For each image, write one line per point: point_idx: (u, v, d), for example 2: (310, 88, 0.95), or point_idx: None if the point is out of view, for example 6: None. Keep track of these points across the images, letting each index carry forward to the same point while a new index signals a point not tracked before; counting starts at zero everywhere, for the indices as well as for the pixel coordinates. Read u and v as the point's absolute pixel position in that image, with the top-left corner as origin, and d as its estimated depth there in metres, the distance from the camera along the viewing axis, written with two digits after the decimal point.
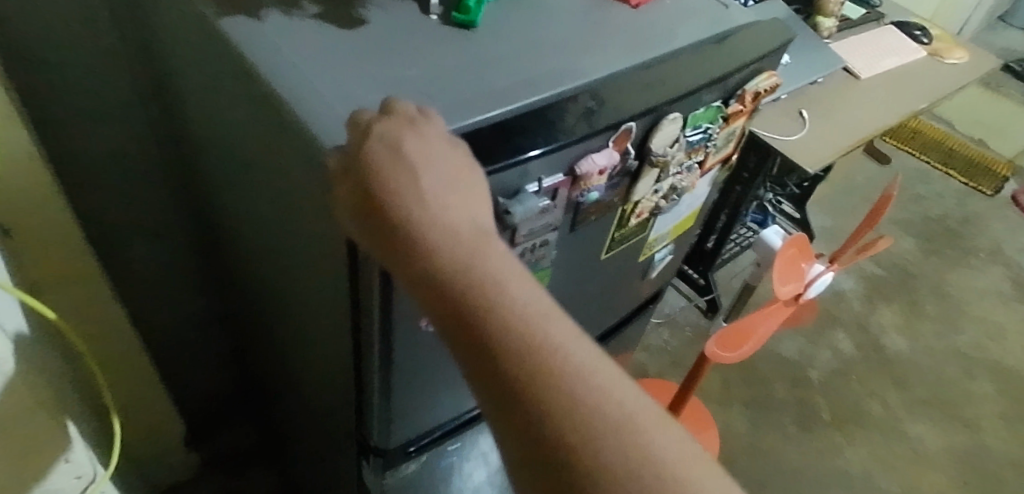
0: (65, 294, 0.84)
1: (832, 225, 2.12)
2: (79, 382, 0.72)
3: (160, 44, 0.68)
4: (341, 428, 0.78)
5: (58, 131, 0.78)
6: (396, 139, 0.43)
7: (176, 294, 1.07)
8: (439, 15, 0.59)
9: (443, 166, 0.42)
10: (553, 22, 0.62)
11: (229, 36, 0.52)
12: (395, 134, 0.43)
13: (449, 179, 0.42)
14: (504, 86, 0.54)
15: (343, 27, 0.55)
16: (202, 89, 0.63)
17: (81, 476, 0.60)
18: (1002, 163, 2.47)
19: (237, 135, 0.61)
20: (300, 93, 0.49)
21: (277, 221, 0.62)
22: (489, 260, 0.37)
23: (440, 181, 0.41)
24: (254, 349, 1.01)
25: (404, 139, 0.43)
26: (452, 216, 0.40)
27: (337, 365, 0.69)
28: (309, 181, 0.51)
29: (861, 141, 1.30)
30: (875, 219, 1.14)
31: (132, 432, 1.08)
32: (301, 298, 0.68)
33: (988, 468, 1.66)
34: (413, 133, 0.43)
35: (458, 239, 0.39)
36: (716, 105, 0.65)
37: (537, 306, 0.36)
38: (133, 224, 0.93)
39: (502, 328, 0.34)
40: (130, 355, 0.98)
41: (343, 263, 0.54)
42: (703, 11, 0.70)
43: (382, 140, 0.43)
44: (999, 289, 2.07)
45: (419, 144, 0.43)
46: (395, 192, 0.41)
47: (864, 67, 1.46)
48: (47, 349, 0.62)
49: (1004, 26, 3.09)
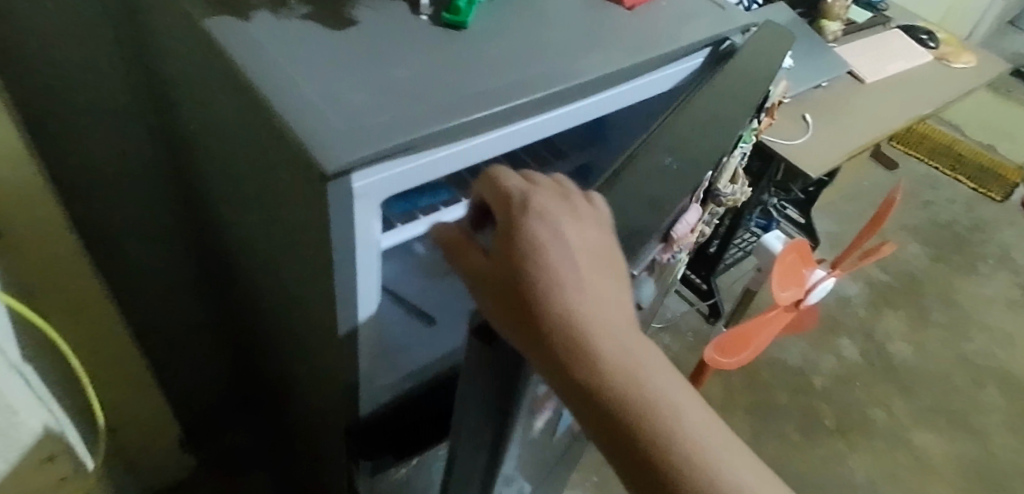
0: (59, 293, 0.84)
1: (838, 231, 2.11)
2: (67, 383, 0.72)
3: (152, 43, 0.68)
4: (330, 430, 0.78)
5: (53, 130, 0.77)
6: (550, 214, 0.46)
7: (176, 296, 1.06)
8: (430, 16, 0.59)
9: (589, 241, 0.47)
10: (549, 23, 0.62)
11: (213, 35, 0.52)
12: (547, 206, 0.47)
13: (596, 255, 0.46)
14: (493, 85, 0.53)
15: (331, 27, 0.55)
16: (194, 91, 0.62)
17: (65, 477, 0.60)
18: (1012, 169, 2.44)
19: (228, 139, 0.60)
20: (284, 94, 0.48)
21: (267, 224, 0.62)
22: (632, 348, 0.44)
23: (590, 258, 0.46)
24: (248, 349, 1.01)
25: (556, 211, 0.47)
26: (603, 298, 0.45)
27: (325, 370, 0.68)
28: (293, 185, 0.50)
29: (865, 146, 1.28)
30: (878, 224, 1.12)
31: (125, 433, 1.08)
32: (294, 307, 0.67)
33: (996, 478, 1.64)
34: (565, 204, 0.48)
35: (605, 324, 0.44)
36: (749, 127, 0.76)
37: (671, 390, 0.44)
38: (130, 226, 0.92)
39: (652, 416, 0.42)
40: (126, 355, 0.97)
41: (325, 266, 0.54)
42: (699, 11, 0.70)
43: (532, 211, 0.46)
44: (1008, 297, 2.04)
45: (568, 214, 0.47)
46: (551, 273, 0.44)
47: (870, 71, 1.45)
48: (33, 351, 0.62)
49: (1014, 30, 3.07)
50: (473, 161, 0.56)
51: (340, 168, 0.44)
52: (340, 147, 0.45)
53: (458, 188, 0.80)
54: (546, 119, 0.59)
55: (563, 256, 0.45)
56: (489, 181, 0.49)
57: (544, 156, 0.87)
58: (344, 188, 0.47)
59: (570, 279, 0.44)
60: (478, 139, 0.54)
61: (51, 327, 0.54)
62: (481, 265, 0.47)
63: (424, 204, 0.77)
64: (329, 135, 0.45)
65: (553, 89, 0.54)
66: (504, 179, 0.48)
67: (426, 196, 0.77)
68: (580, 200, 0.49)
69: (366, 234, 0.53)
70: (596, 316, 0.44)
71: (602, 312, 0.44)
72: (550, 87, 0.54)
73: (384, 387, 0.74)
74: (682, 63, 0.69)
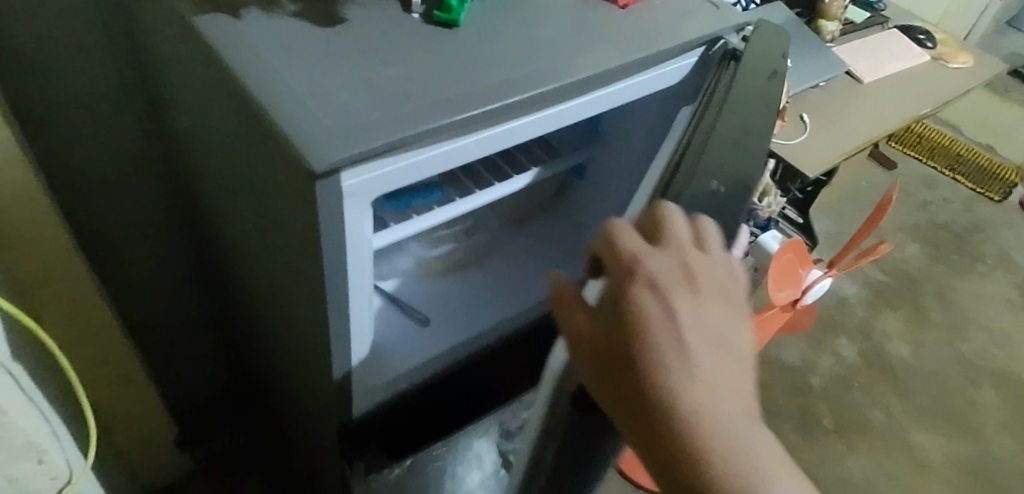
0: (51, 293, 0.83)
1: (835, 231, 2.10)
2: (58, 384, 0.71)
3: (145, 42, 0.67)
4: (323, 430, 0.77)
5: (49, 132, 0.75)
6: (666, 282, 0.43)
7: (173, 300, 1.04)
8: (422, 14, 0.58)
9: (708, 316, 0.42)
10: (543, 22, 0.62)
11: (204, 33, 0.52)
12: (664, 273, 0.43)
13: (716, 334, 0.41)
14: (487, 84, 0.53)
15: (322, 25, 0.54)
16: (185, 90, 0.62)
17: (56, 477, 0.59)
18: (1010, 169, 2.43)
19: (219, 138, 0.60)
20: (273, 93, 0.47)
21: (259, 224, 0.62)
22: (748, 447, 0.39)
23: (707, 337, 0.41)
24: (243, 349, 1.00)
25: (675, 278, 0.43)
26: (722, 384, 0.40)
27: (318, 370, 0.68)
28: (282, 183, 0.50)
29: (862, 146, 1.28)
30: (875, 222, 1.12)
31: (120, 433, 1.07)
32: (287, 308, 0.66)
33: (994, 478, 1.64)
34: (687, 273, 0.44)
35: (722, 415, 0.39)
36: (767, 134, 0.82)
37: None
38: (126, 231, 0.90)
39: None
40: (120, 355, 0.97)
41: (316, 266, 0.53)
42: (693, 10, 0.69)
43: (646, 278, 0.43)
44: (1006, 297, 2.04)
45: (688, 282, 0.43)
46: (660, 349, 0.40)
47: (867, 71, 1.44)
48: (22, 351, 0.61)
49: (1012, 30, 3.07)
50: (465, 160, 0.56)
51: (328, 166, 0.44)
52: (329, 146, 0.44)
53: (452, 187, 0.80)
54: (538, 118, 0.59)
55: (677, 325, 0.41)
56: (607, 239, 0.46)
57: (539, 155, 0.86)
58: (333, 188, 0.47)
59: (682, 349, 0.40)
60: (469, 137, 0.54)
61: (38, 326, 0.54)
62: (584, 330, 0.43)
63: (417, 204, 0.76)
64: (318, 134, 0.45)
65: (548, 86, 0.54)
66: (623, 239, 0.46)
67: (418, 196, 0.76)
68: (704, 266, 0.45)
69: (355, 233, 0.53)
70: (713, 404, 0.39)
71: (722, 400, 0.39)
72: (546, 85, 0.54)
73: (376, 388, 0.75)
74: (677, 61, 0.69)
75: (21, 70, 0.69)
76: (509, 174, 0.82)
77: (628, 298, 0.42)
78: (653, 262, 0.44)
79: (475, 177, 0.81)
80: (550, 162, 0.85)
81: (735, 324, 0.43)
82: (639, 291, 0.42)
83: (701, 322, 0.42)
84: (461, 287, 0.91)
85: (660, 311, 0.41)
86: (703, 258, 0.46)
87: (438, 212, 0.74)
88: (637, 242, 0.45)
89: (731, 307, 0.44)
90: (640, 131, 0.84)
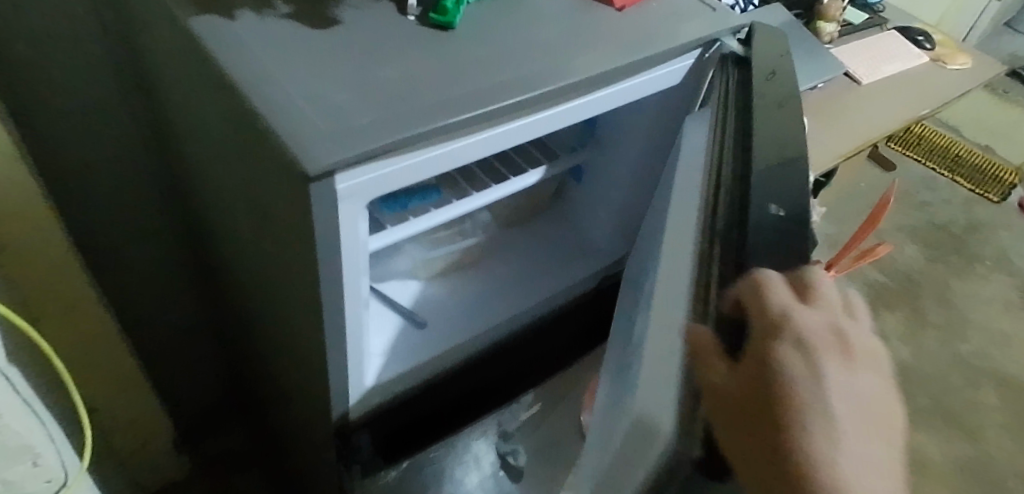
0: (48, 295, 0.83)
1: (834, 232, 2.10)
2: (53, 385, 0.71)
3: (142, 44, 0.67)
4: (318, 431, 0.77)
5: (47, 134, 0.75)
6: (815, 340, 0.39)
7: (170, 302, 1.04)
8: (417, 16, 0.58)
9: (857, 389, 0.37)
10: (540, 24, 0.61)
11: (199, 36, 0.52)
12: (812, 332, 0.39)
13: (866, 412, 0.37)
14: (483, 86, 0.53)
15: (316, 27, 0.54)
16: (181, 91, 0.62)
17: (52, 479, 0.58)
18: (1009, 170, 2.43)
19: (215, 140, 0.59)
20: (268, 95, 0.47)
21: (254, 226, 0.62)
22: None
23: (859, 414, 0.36)
24: (241, 352, 1.00)
25: (823, 340, 0.39)
26: (873, 468, 0.35)
27: (313, 372, 0.67)
28: (277, 186, 0.50)
29: (861, 147, 1.28)
30: (870, 228, 1.12)
31: (118, 434, 1.07)
32: (283, 310, 0.66)
33: (992, 479, 1.63)
34: (838, 337, 0.40)
35: None
36: None
37: None
38: (123, 232, 0.90)
39: None
40: (118, 357, 0.97)
41: (309, 269, 0.53)
42: (690, 11, 0.69)
43: (790, 331, 0.39)
44: (1005, 298, 2.04)
45: (837, 346, 0.39)
46: (803, 409, 0.35)
47: (866, 73, 1.44)
48: (16, 352, 0.61)
49: (1011, 32, 3.07)
50: (462, 162, 0.56)
51: (322, 169, 0.44)
52: (325, 149, 0.44)
53: (449, 188, 0.80)
54: (535, 120, 0.59)
55: (824, 394, 0.36)
56: (751, 284, 0.42)
57: (535, 156, 0.86)
58: (328, 190, 0.47)
59: (830, 414, 0.35)
60: (466, 139, 0.54)
61: (31, 326, 0.54)
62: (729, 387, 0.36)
63: (415, 205, 0.76)
64: (313, 137, 0.45)
65: (545, 88, 0.54)
66: (771, 290, 0.41)
67: (416, 198, 0.76)
68: (854, 332, 0.41)
69: (351, 236, 0.53)
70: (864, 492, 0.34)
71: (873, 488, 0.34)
72: (543, 87, 0.54)
73: (373, 389, 0.76)
74: (674, 63, 0.68)
75: (17, 71, 0.69)
76: (506, 176, 0.82)
77: (772, 350, 0.38)
78: (805, 318, 0.40)
79: (472, 179, 0.81)
80: (547, 163, 0.85)
81: (889, 403, 0.39)
82: (781, 346, 0.38)
83: (855, 395, 0.37)
84: (459, 288, 0.91)
85: (812, 376, 0.37)
86: (851, 323, 0.41)
87: (436, 214, 0.75)
88: (785, 300, 0.41)
89: (884, 384, 0.39)
90: (638, 132, 0.84)
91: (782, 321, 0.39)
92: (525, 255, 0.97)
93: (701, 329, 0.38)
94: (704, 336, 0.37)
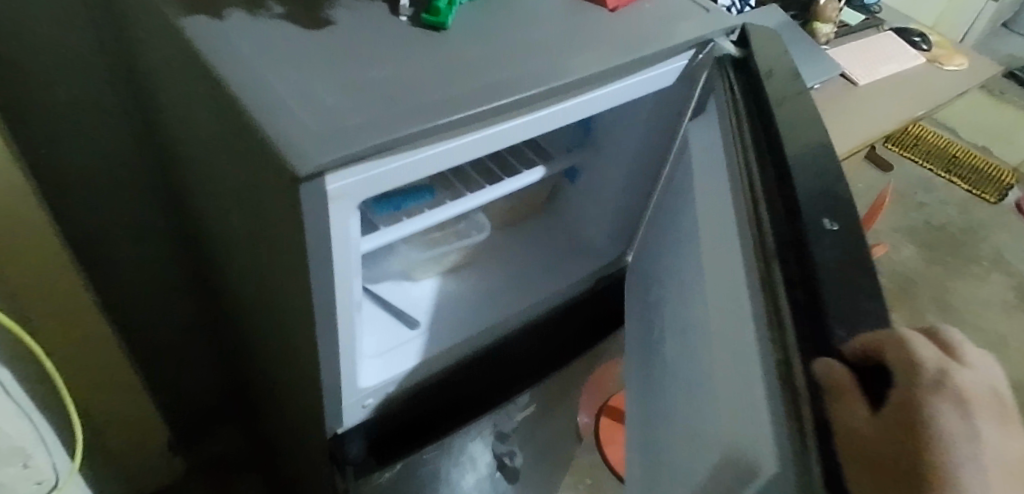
0: (42, 295, 0.82)
1: None
2: (45, 386, 0.71)
3: (134, 44, 0.67)
4: (311, 431, 0.78)
5: (40, 134, 0.75)
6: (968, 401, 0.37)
7: (166, 304, 1.03)
8: (410, 17, 0.58)
9: (1000, 454, 0.37)
10: (533, 24, 0.61)
11: (189, 36, 0.51)
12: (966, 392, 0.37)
13: (1006, 478, 0.36)
14: (475, 87, 0.53)
15: (307, 27, 0.54)
16: (173, 92, 0.62)
17: (42, 481, 0.58)
18: (1006, 171, 2.46)
19: (207, 142, 0.59)
20: (258, 95, 0.47)
21: (246, 227, 0.61)
22: None
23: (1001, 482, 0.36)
24: (235, 353, 1.00)
25: (976, 402, 0.37)
26: None
27: (307, 373, 0.67)
28: (269, 187, 0.50)
29: (857, 148, 1.28)
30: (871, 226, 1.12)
31: (112, 435, 1.07)
32: (277, 312, 0.66)
33: None
34: (987, 398, 0.38)
35: None
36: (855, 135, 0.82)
37: None
38: (116, 233, 0.90)
39: None
40: (113, 357, 0.96)
41: (300, 269, 0.53)
42: (683, 12, 0.69)
43: (943, 390, 0.37)
44: (1002, 299, 2.04)
45: (987, 409, 0.38)
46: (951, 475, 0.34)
47: (862, 74, 1.45)
48: (7, 353, 0.61)
49: (1008, 33, 3.08)
50: (455, 162, 0.56)
51: (313, 169, 0.43)
52: (315, 149, 0.44)
53: (443, 189, 0.80)
54: (527, 120, 0.58)
55: (970, 460, 0.35)
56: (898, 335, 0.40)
57: (531, 157, 0.86)
58: (318, 190, 0.47)
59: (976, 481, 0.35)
60: (458, 139, 0.54)
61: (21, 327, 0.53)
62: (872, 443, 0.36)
63: (409, 206, 0.76)
64: (303, 137, 0.45)
65: (537, 88, 0.54)
66: (920, 345, 0.39)
67: (410, 198, 0.76)
68: (1000, 392, 0.39)
69: (343, 237, 0.53)
70: None
71: None
72: (535, 87, 0.54)
73: (369, 389, 0.75)
74: (668, 64, 0.68)
75: (11, 71, 0.69)
76: (501, 177, 0.82)
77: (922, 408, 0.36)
78: (961, 376, 0.38)
79: (467, 179, 0.81)
80: (542, 165, 0.84)
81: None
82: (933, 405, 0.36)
83: (999, 459, 0.37)
84: (453, 290, 0.91)
85: (962, 435, 0.36)
86: (998, 382, 0.40)
87: (430, 215, 0.74)
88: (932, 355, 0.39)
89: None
90: (633, 133, 0.84)
91: (940, 378, 0.37)
92: (520, 256, 0.97)
93: (836, 364, 0.39)
94: (836, 370, 0.39)
